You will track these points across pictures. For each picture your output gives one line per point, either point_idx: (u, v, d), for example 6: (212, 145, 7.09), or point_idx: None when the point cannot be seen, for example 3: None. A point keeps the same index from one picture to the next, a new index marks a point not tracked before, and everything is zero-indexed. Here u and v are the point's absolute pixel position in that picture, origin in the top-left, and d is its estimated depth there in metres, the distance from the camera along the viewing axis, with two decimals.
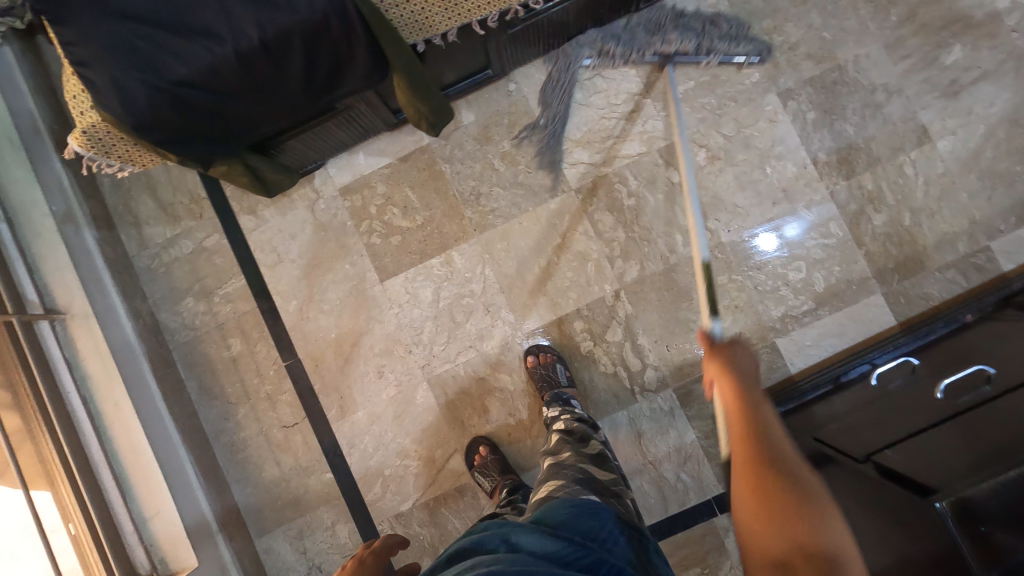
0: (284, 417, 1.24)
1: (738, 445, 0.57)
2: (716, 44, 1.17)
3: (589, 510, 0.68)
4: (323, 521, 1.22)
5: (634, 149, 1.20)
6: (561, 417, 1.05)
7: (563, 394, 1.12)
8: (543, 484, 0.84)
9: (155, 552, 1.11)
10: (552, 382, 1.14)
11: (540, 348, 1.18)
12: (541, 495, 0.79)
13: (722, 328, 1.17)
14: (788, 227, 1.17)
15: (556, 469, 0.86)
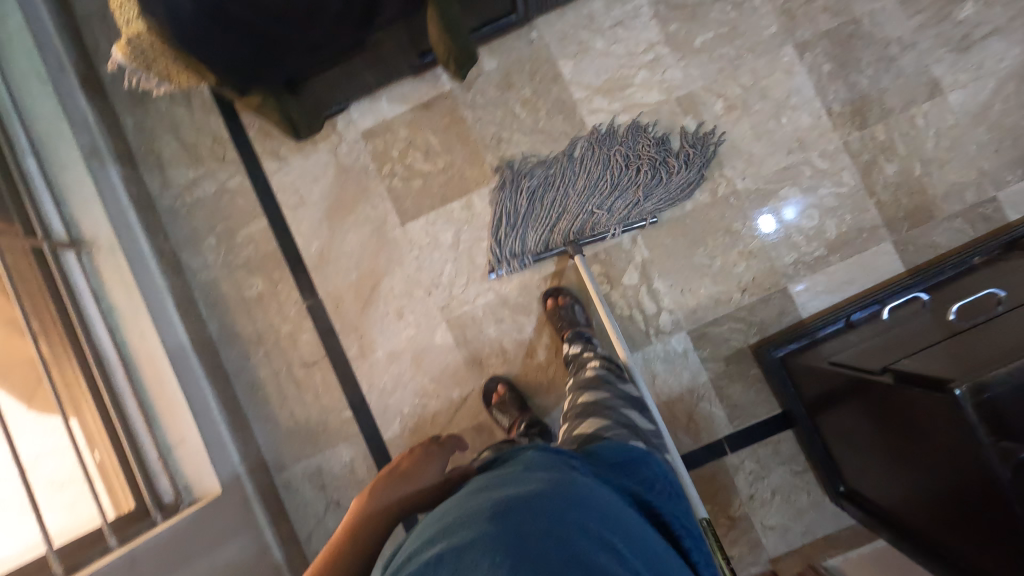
0: (304, 356, 1.26)
1: None
2: (654, 191, 1.19)
3: (640, 459, 0.73)
4: (343, 458, 1.25)
5: (653, 97, 1.23)
6: (585, 354, 1.09)
7: (584, 333, 1.15)
8: (583, 421, 0.88)
9: (179, 481, 1.13)
10: (572, 321, 1.17)
11: (557, 291, 1.21)
12: (585, 432, 0.84)
13: (736, 273, 1.20)
14: (786, 212, 1.20)
15: (595, 407, 0.90)
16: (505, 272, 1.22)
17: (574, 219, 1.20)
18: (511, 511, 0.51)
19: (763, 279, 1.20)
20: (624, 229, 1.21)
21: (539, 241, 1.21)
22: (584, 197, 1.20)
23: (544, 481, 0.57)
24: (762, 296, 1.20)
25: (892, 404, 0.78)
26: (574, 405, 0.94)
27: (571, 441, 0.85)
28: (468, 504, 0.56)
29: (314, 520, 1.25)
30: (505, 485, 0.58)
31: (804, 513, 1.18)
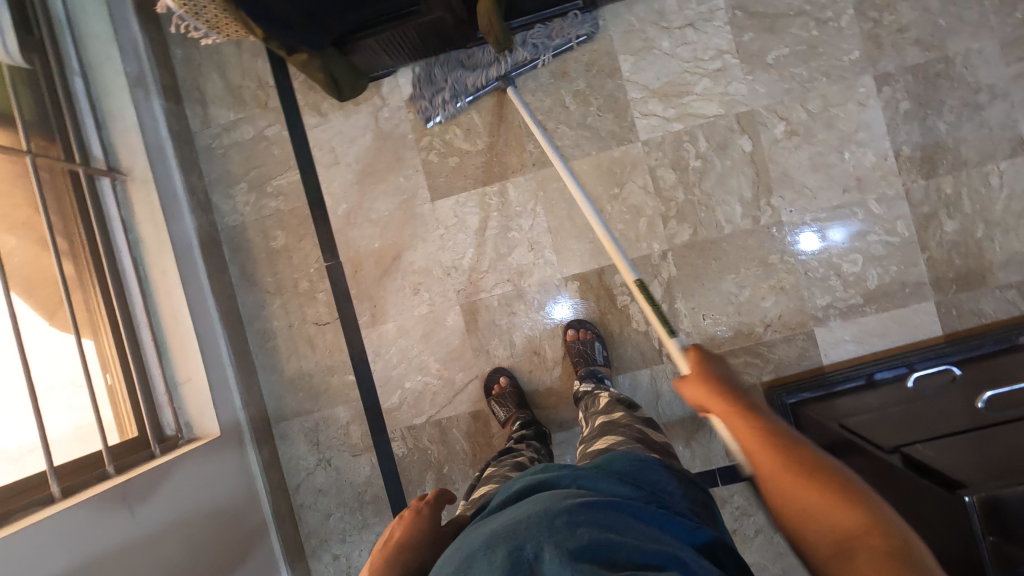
0: (317, 315, 1.27)
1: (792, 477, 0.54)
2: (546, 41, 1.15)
3: (653, 466, 0.69)
4: (340, 419, 1.27)
5: (711, 109, 1.16)
6: (600, 391, 1.06)
7: (598, 372, 1.13)
8: (599, 439, 0.86)
9: (181, 416, 1.17)
10: (588, 358, 1.15)
11: (580, 325, 1.18)
12: (599, 447, 0.83)
13: (762, 307, 1.16)
14: (832, 233, 1.14)
15: (611, 426, 0.89)
16: (443, 118, 1.21)
17: None
18: (502, 538, 0.52)
19: (790, 317, 1.16)
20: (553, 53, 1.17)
21: (462, 90, 1.18)
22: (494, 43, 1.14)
23: (542, 503, 0.57)
24: (786, 335, 1.16)
25: (892, 483, 0.75)
26: (593, 427, 0.94)
27: (587, 458, 0.84)
28: (473, 538, 0.57)
29: (304, 473, 1.28)
30: (507, 515, 0.58)
31: (784, 557, 1.17)
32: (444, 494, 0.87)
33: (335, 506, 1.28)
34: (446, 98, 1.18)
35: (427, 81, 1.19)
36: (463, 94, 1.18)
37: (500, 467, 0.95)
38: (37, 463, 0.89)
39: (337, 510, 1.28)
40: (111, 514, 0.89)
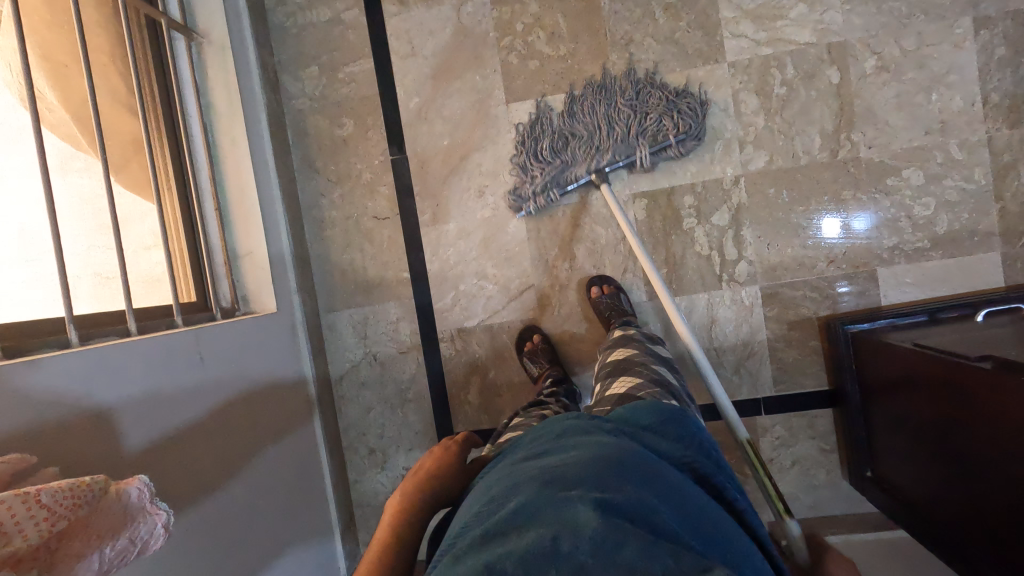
0: (377, 209, 1.26)
1: None
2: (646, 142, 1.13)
3: (681, 418, 0.66)
4: (390, 315, 1.27)
5: (804, 37, 1.14)
6: (621, 327, 1.07)
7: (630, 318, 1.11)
8: (617, 382, 0.84)
9: (238, 290, 1.15)
10: (619, 308, 1.14)
11: (604, 281, 1.19)
12: (618, 392, 0.80)
13: (829, 242, 1.16)
14: (854, 221, 1.15)
15: (627, 366, 0.87)
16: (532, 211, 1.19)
17: (592, 108, 1.16)
18: (545, 482, 0.51)
19: (855, 256, 1.16)
20: (653, 151, 1.13)
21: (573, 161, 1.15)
22: (600, 129, 1.15)
23: (584, 449, 0.55)
24: (848, 272, 1.16)
25: (979, 389, 0.78)
26: (608, 363, 0.93)
27: (607, 402, 0.81)
28: (507, 476, 0.56)
29: (349, 365, 1.29)
30: (545, 456, 0.57)
31: (816, 490, 1.20)
32: (472, 436, 0.84)
33: (376, 400, 1.29)
34: (542, 177, 1.16)
35: (527, 161, 1.18)
36: (560, 183, 1.16)
37: (528, 418, 0.95)
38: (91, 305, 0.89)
39: (378, 404, 1.29)
40: (183, 361, 0.88)
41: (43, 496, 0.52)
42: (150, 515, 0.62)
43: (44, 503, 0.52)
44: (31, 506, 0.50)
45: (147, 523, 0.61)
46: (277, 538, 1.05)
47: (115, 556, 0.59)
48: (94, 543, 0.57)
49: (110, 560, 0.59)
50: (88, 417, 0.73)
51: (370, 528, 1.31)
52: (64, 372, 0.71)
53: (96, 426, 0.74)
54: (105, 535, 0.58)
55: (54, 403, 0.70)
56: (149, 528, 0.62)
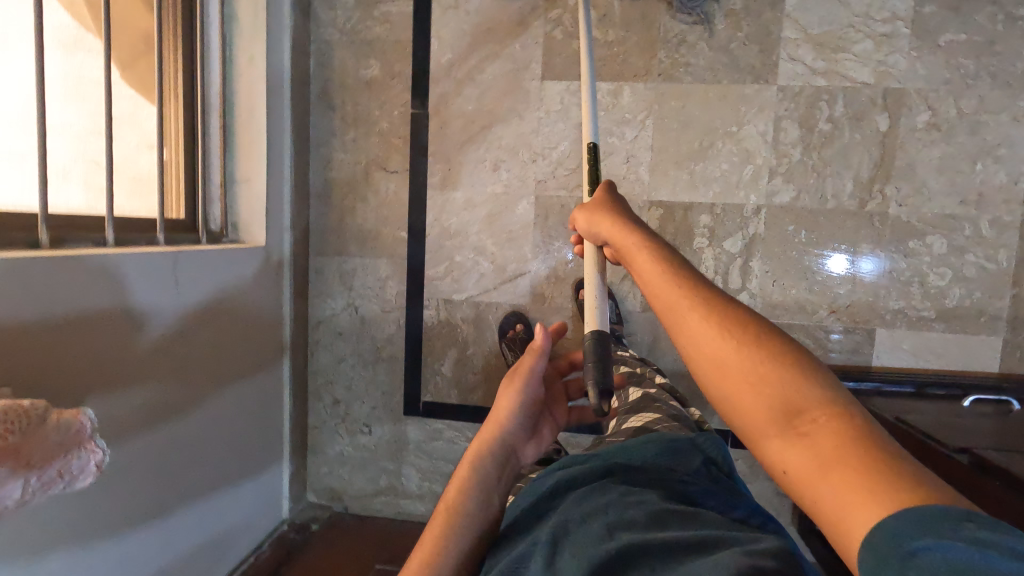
0: (387, 161, 1.21)
1: (741, 367, 0.51)
2: None
3: (683, 446, 0.67)
4: (380, 271, 1.24)
5: (862, 75, 1.09)
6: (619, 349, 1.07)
7: (615, 331, 1.14)
8: (633, 415, 0.84)
9: (230, 216, 1.11)
10: None
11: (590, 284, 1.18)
12: (636, 426, 0.80)
13: (834, 292, 1.13)
14: (863, 262, 1.12)
15: (642, 399, 0.87)
16: None
17: None
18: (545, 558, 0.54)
19: (857, 311, 1.13)
20: None
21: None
22: None
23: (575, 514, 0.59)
24: (847, 326, 1.14)
25: (950, 480, 0.76)
26: (621, 400, 0.90)
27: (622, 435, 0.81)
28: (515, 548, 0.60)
29: (328, 312, 1.27)
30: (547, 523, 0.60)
31: None
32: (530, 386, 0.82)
33: (349, 352, 1.27)
34: None
35: None
36: None
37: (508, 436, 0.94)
38: (68, 195, 0.86)
39: (350, 357, 1.27)
40: (158, 283, 0.85)
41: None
42: (85, 451, 0.59)
43: None
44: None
45: (81, 458, 0.59)
46: (222, 472, 1.04)
47: (40, 485, 0.57)
48: (20, 471, 0.54)
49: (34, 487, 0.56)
50: (48, 328, 0.70)
51: (320, 476, 1.31)
52: (27, 275, 0.67)
53: (54, 338, 0.70)
54: (35, 463, 0.55)
55: (16, 308, 0.66)
56: (82, 464, 0.60)
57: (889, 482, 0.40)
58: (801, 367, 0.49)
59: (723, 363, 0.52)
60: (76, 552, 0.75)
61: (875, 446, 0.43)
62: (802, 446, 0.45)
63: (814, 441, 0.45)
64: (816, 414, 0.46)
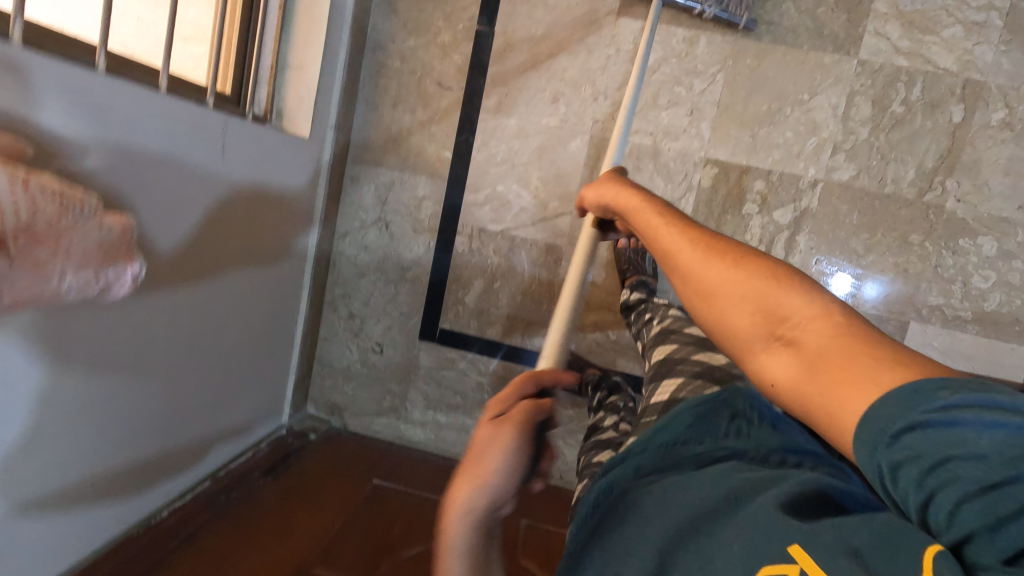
0: (443, 76, 1.17)
1: (736, 301, 0.55)
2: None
3: (715, 405, 0.71)
4: (417, 189, 1.20)
5: (945, 62, 1.05)
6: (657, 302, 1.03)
7: (648, 281, 1.09)
8: (660, 384, 0.83)
9: (276, 101, 1.05)
10: (637, 267, 1.12)
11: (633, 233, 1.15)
12: (663, 400, 0.80)
13: (876, 279, 1.11)
14: (866, 288, 1.12)
15: (667, 364, 0.86)
16: None
17: None
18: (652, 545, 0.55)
19: (894, 302, 1.12)
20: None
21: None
22: None
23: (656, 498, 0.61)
24: (881, 315, 1.12)
25: None
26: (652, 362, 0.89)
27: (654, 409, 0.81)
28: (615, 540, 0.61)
29: (358, 224, 1.23)
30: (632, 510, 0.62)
31: None
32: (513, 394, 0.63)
33: (373, 268, 1.24)
34: None
35: None
36: None
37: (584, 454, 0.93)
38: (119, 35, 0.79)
39: (373, 273, 1.24)
40: (207, 139, 0.79)
41: (30, 186, 0.46)
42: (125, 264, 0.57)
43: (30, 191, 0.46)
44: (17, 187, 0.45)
45: (118, 269, 0.57)
46: (236, 359, 0.98)
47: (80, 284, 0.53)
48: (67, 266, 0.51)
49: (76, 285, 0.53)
50: (95, 149, 0.64)
51: (324, 389, 1.29)
52: (81, 84, 0.62)
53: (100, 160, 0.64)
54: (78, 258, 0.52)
55: (65, 113, 0.60)
56: (118, 273, 0.57)
57: (879, 365, 0.45)
58: (790, 278, 0.55)
59: (717, 282, 0.58)
60: (89, 399, 0.69)
61: (864, 339, 0.48)
62: (789, 353, 0.50)
63: (800, 338, 0.50)
64: (800, 318, 0.51)
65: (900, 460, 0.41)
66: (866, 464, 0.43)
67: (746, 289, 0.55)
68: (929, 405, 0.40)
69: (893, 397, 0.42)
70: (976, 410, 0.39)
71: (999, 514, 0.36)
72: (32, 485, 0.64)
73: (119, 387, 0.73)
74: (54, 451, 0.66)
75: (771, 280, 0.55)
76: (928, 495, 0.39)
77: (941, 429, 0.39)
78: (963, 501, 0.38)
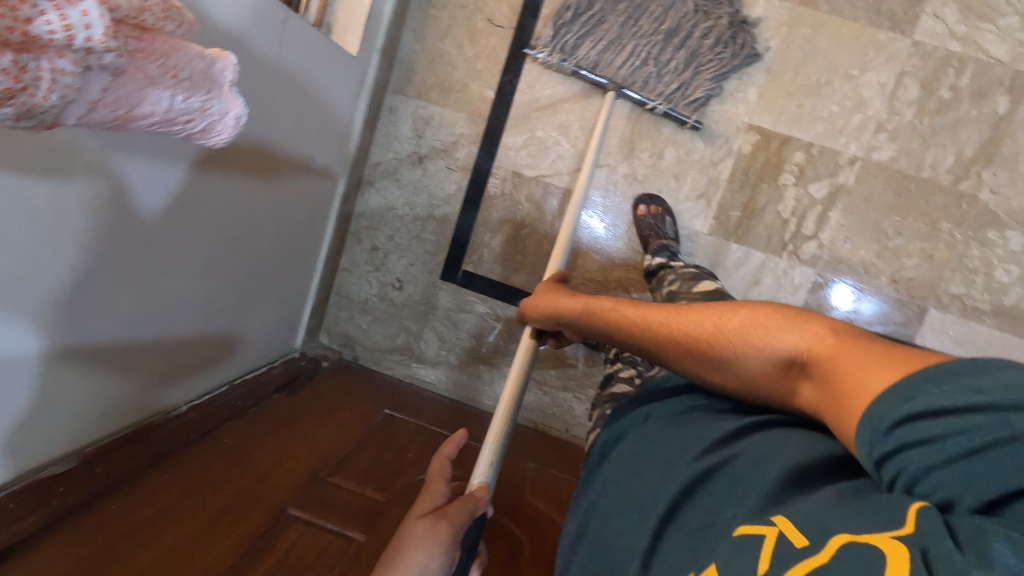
0: (495, 13, 1.15)
1: (740, 351, 0.56)
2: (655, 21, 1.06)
3: None
4: (455, 126, 1.19)
5: (998, 51, 1.05)
6: (670, 268, 1.05)
7: (670, 247, 1.09)
8: None
9: (327, 15, 1.02)
10: (659, 232, 1.11)
11: (649, 201, 1.15)
12: None
13: (901, 262, 1.12)
14: (864, 303, 1.14)
15: None
16: None
17: None
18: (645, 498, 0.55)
19: (917, 287, 1.12)
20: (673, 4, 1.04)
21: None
22: None
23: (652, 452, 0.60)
24: (903, 299, 1.13)
25: None
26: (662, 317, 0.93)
27: None
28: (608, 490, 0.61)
29: (391, 155, 1.22)
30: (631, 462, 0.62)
31: None
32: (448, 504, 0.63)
33: (401, 202, 1.23)
34: None
35: None
36: None
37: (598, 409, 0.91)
38: None
39: (401, 207, 1.23)
40: (269, 27, 0.77)
41: None
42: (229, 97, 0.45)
43: None
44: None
45: (221, 101, 0.44)
46: (263, 268, 0.98)
47: (184, 114, 0.42)
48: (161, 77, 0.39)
49: (177, 111, 0.42)
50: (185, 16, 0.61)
51: (338, 320, 1.28)
52: None
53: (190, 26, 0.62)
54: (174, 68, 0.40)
55: None
56: (220, 109, 0.45)
57: (886, 361, 0.45)
58: (767, 313, 0.56)
59: (708, 340, 0.58)
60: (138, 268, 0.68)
61: (862, 343, 0.49)
62: (818, 386, 0.51)
63: (811, 361, 0.51)
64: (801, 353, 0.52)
65: (894, 452, 0.41)
66: (867, 462, 0.43)
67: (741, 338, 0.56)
68: (913, 403, 0.41)
69: (892, 391, 0.43)
70: (949, 403, 0.39)
71: (962, 473, 0.37)
72: (77, 340, 0.63)
73: (161, 263, 0.72)
74: (101, 312, 0.65)
75: (753, 325, 0.55)
76: (913, 473, 0.40)
77: (930, 420, 0.40)
78: (947, 472, 0.38)
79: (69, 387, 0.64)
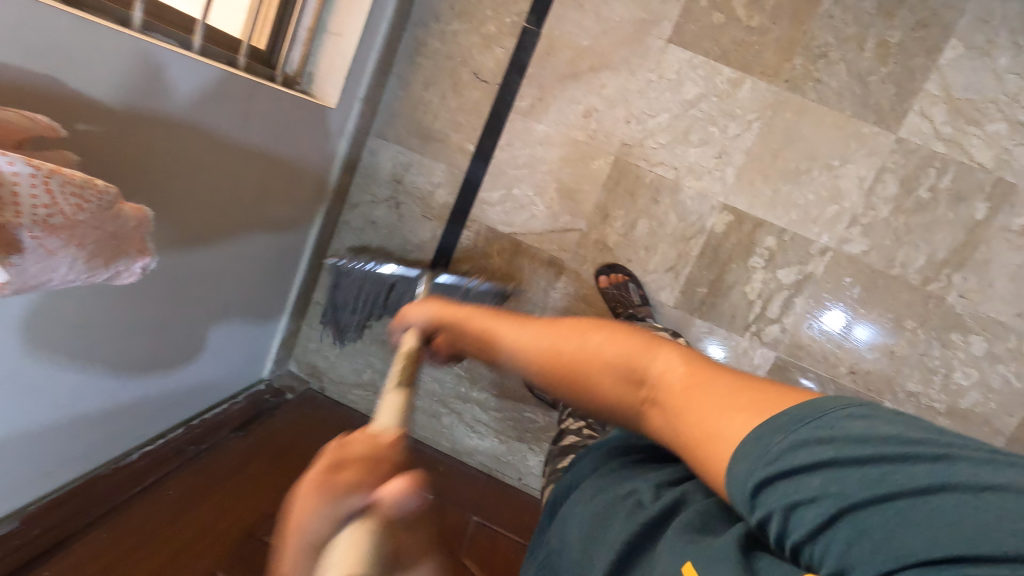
0: (481, 67, 1.14)
1: (611, 375, 0.55)
2: None
3: None
4: (434, 175, 1.20)
5: (982, 156, 1.03)
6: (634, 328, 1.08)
7: (638, 313, 1.11)
8: None
9: (308, 64, 1.03)
10: (625, 300, 1.12)
11: (610, 268, 1.16)
12: None
13: (861, 354, 1.12)
14: (857, 329, 1.12)
15: None
16: None
17: None
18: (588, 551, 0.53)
19: (874, 380, 1.13)
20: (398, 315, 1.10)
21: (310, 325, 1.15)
22: None
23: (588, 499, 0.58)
24: (859, 390, 1.14)
25: None
26: None
27: None
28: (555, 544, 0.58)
29: (368, 198, 1.23)
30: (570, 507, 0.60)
31: None
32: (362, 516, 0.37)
33: (377, 243, 1.24)
34: None
35: None
36: None
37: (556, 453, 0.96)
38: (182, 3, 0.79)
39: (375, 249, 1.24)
40: (229, 102, 0.80)
41: (51, 181, 0.49)
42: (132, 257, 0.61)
43: (49, 189, 0.50)
44: (37, 186, 0.49)
45: (127, 260, 0.61)
46: (227, 312, 1.02)
47: (86, 273, 0.57)
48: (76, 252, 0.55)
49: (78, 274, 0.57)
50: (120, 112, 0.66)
51: (307, 350, 1.31)
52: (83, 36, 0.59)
53: (129, 117, 0.67)
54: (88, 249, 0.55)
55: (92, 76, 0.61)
56: (128, 265, 0.62)
57: (728, 404, 0.48)
58: (650, 341, 0.57)
59: (586, 357, 0.57)
60: (80, 327, 0.72)
61: (714, 377, 0.52)
62: (670, 420, 0.51)
63: (663, 390, 0.53)
64: (662, 383, 0.53)
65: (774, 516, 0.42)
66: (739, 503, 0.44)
67: (616, 365, 0.55)
68: (771, 451, 0.43)
69: (748, 444, 0.45)
70: (808, 452, 0.42)
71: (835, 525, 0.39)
72: (18, 407, 0.68)
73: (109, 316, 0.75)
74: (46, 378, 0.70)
75: (637, 350, 0.56)
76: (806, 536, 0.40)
77: (792, 478, 0.42)
78: (826, 538, 0.40)
79: (12, 449, 0.69)
